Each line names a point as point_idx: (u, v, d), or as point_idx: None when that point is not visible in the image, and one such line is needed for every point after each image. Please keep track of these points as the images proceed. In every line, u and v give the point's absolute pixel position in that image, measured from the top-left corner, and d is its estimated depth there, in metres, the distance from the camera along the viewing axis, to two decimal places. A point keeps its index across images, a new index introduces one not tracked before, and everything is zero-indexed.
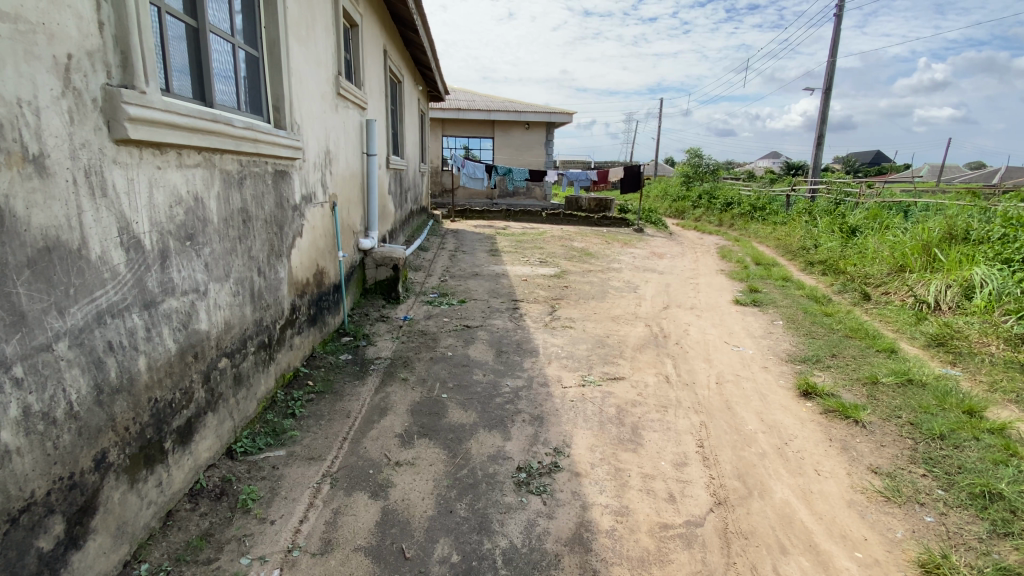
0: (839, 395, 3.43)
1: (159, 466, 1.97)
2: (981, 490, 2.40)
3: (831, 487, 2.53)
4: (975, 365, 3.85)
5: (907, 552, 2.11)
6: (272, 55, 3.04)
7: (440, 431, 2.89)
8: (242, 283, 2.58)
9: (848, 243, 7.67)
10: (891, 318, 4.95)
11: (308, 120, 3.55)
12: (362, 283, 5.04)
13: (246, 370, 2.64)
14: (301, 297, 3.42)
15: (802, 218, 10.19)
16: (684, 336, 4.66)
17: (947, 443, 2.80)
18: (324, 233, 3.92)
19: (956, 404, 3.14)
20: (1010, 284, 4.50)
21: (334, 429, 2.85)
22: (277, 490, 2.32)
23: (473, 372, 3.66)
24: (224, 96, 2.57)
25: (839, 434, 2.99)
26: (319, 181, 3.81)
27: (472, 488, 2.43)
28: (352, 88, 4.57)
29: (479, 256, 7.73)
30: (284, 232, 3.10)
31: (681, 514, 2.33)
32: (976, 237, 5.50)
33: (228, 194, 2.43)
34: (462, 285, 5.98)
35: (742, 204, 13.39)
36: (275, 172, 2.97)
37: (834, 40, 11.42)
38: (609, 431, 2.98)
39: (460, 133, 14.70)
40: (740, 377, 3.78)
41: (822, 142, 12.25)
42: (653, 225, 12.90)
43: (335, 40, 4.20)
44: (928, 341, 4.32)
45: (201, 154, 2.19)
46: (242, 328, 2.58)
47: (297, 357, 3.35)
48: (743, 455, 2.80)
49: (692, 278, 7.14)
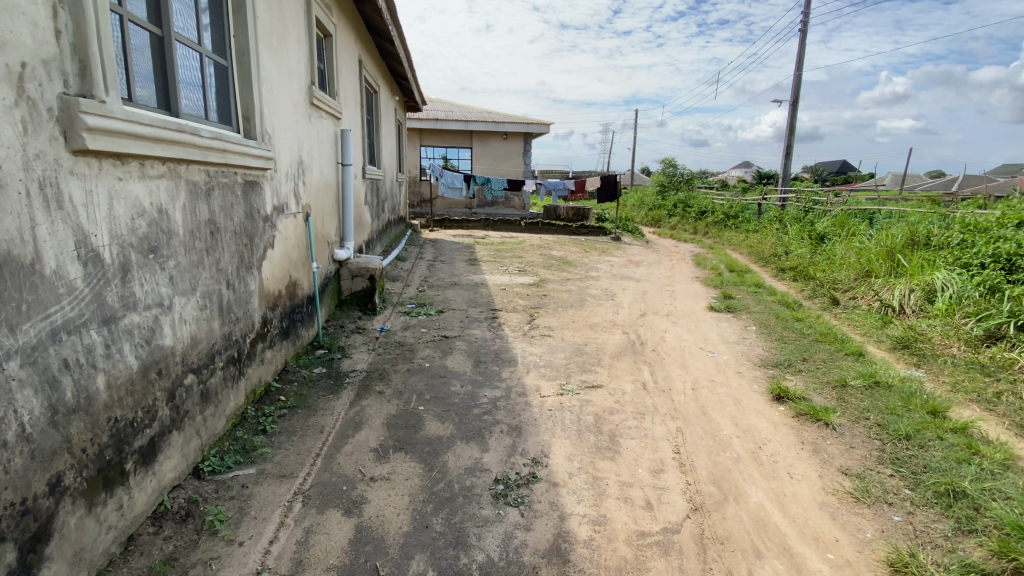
0: (810, 398, 3.51)
1: (120, 489, 1.89)
2: (946, 488, 2.47)
3: (803, 490, 2.57)
4: (938, 367, 3.98)
5: (877, 552, 2.15)
6: (242, 65, 2.99)
7: (417, 445, 2.85)
8: (210, 297, 2.50)
9: (817, 250, 7.89)
10: (858, 322, 5.11)
11: (279, 129, 3.50)
12: (337, 294, 4.95)
13: (214, 386, 2.57)
14: (273, 310, 3.34)
15: (773, 226, 10.47)
16: (660, 343, 4.71)
17: (913, 443, 2.88)
18: (297, 244, 3.85)
19: (921, 404, 3.24)
20: (969, 288, 4.65)
21: (307, 445, 2.78)
22: (246, 509, 2.25)
23: (450, 383, 3.61)
24: (190, 106, 2.51)
25: (811, 437, 3.05)
26: (292, 191, 3.75)
27: (448, 502, 2.39)
28: (325, 98, 4.53)
29: (457, 266, 7.71)
30: (254, 244, 3.04)
31: (659, 521, 2.33)
32: (936, 243, 5.71)
33: (194, 205, 2.37)
34: (441, 294, 5.95)
35: (716, 212, 13.70)
36: (245, 183, 2.92)
37: (800, 55, 11.85)
38: (587, 440, 2.98)
39: (438, 143, 14.70)
40: (715, 383, 3.83)
41: (791, 152, 12.64)
42: (629, 233, 13.08)
43: (308, 49, 4.17)
44: (893, 344, 4.47)
45: (165, 165, 2.13)
46: (210, 342, 2.51)
47: (269, 372, 3.27)
48: (718, 460, 2.83)
49: (668, 285, 7.24)
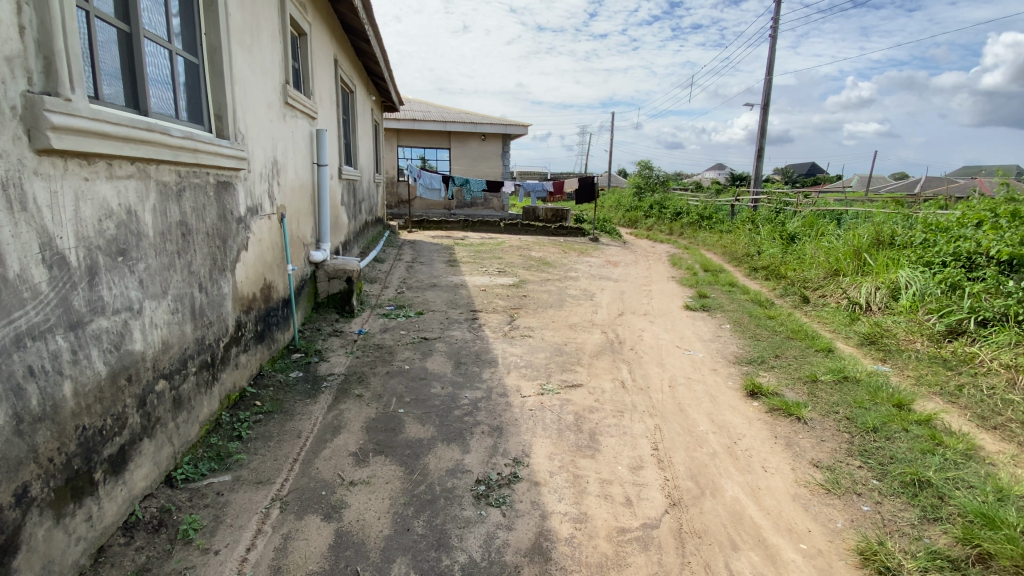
0: (782, 393, 3.61)
1: (89, 499, 1.83)
2: (912, 478, 2.57)
3: (777, 482, 2.64)
4: (903, 361, 4.14)
5: (847, 541, 2.22)
6: (214, 63, 2.93)
7: (397, 448, 2.83)
8: (181, 301, 2.44)
9: (788, 250, 8.11)
10: (828, 319, 5.28)
11: (253, 129, 3.44)
12: (313, 296, 4.87)
13: (187, 392, 2.50)
14: (247, 313, 3.27)
15: (746, 226, 10.72)
16: (638, 342, 4.78)
17: (879, 435, 2.99)
18: (272, 246, 3.78)
19: (887, 398, 3.37)
20: (931, 285, 4.85)
21: (284, 451, 2.73)
22: (222, 517, 2.20)
23: (431, 385, 3.60)
24: (160, 104, 2.45)
25: (784, 431, 3.14)
26: (266, 192, 3.68)
27: (429, 504, 2.38)
28: (300, 97, 4.47)
29: (436, 267, 7.68)
30: (227, 246, 2.97)
31: (638, 517, 2.37)
32: (900, 243, 5.94)
33: (165, 206, 2.31)
34: (420, 296, 5.91)
35: (691, 213, 13.96)
36: (218, 184, 2.85)
37: (770, 60, 12.18)
38: (567, 439, 3.00)
39: (416, 143, 14.60)
40: (691, 380, 3.91)
41: (763, 154, 12.97)
42: (608, 234, 13.22)
43: (282, 48, 4.10)
44: (861, 340, 4.63)
45: (135, 165, 2.07)
46: (182, 347, 2.45)
47: (243, 377, 3.20)
48: (696, 456, 2.89)
49: (645, 285, 7.34)
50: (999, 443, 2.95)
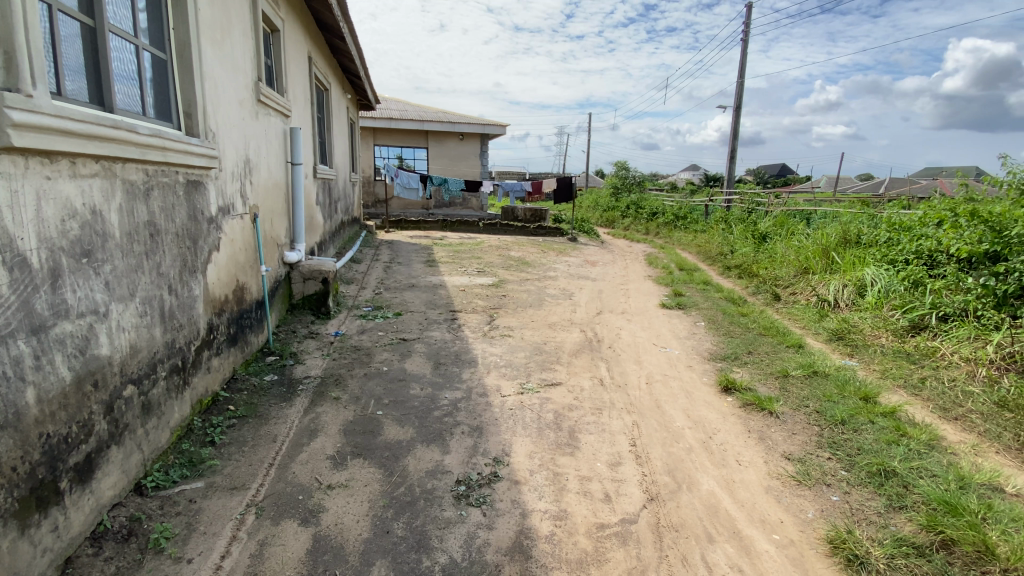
0: (755, 388, 3.70)
1: (54, 509, 1.76)
2: (878, 468, 2.67)
3: (751, 475, 2.71)
4: (869, 356, 4.30)
5: (818, 531, 2.30)
6: (182, 59, 2.85)
7: (376, 450, 2.80)
8: (150, 303, 2.37)
9: (760, 249, 8.31)
10: (798, 316, 5.44)
11: (223, 127, 3.36)
12: (288, 298, 4.79)
13: (156, 397, 2.43)
14: (219, 316, 3.20)
15: (720, 226, 10.95)
16: (616, 340, 4.84)
17: (847, 427, 3.10)
18: (245, 246, 3.70)
19: (854, 392, 3.49)
20: (895, 282, 5.04)
21: (259, 455, 2.67)
22: (195, 525, 2.15)
23: (410, 387, 3.57)
24: (127, 101, 2.37)
25: (757, 425, 3.22)
26: (238, 191, 3.60)
27: (409, 505, 2.37)
28: (273, 95, 4.38)
29: (414, 267, 7.63)
30: (198, 247, 2.90)
31: (617, 513, 2.40)
32: (866, 241, 6.15)
33: (132, 206, 2.24)
34: (398, 297, 5.86)
35: (667, 213, 14.18)
36: (187, 183, 2.78)
37: (742, 64, 12.46)
38: (547, 437, 3.02)
39: (393, 143, 14.45)
40: (668, 377, 3.98)
41: (735, 156, 13.26)
42: (586, 234, 13.32)
43: (254, 44, 4.01)
44: (829, 336, 4.79)
45: (100, 163, 2.01)
46: (151, 351, 2.38)
47: (216, 381, 3.12)
48: (673, 451, 2.95)
49: (623, 284, 7.43)
50: (959, 433, 3.09)
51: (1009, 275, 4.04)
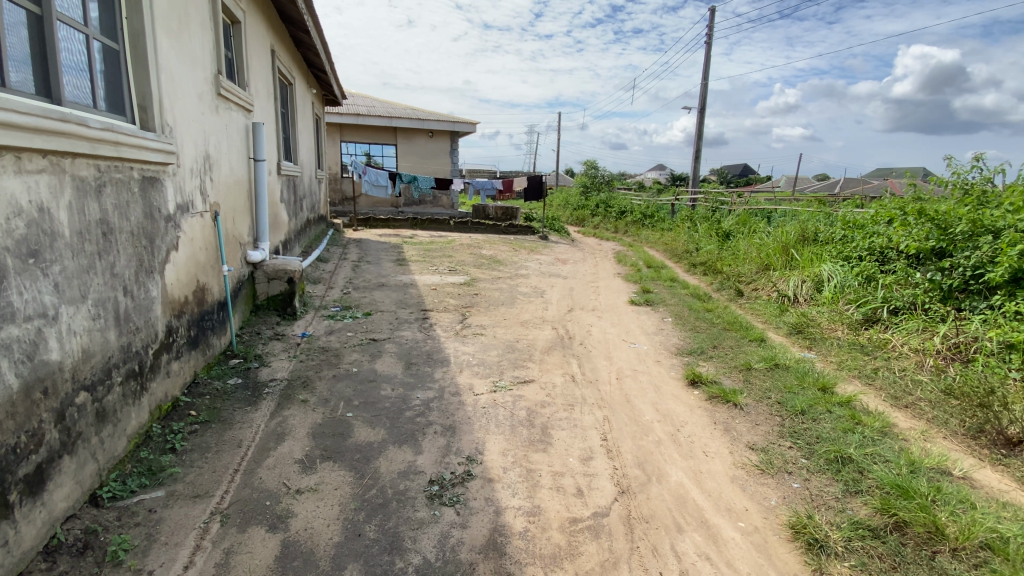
0: (720, 381, 3.82)
1: (3, 523, 1.67)
2: (835, 455, 2.80)
3: (717, 466, 2.80)
4: (826, 348, 4.49)
5: (780, 517, 2.39)
6: (137, 50, 2.73)
7: (346, 452, 2.75)
8: (104, 305, 2.26)
9: (724, 246, 8.56)
10: (760, 311, 5.63)
11: (181, 122, 3.23)
12: (251, 299, 4.64)
13: (111, 404, 2.32)
14: (179, 318, 3.07)
15: (685, 224, 11.22)
16: (587, 337, 4.90)
17: (807, 416, 3.23)
18: (205, 246, 3.57)
19: (813, 382, 3.64)
20: (849, 277, 5.27)
21: (223, 461, 2.59)
22: (155, 536, 2.06)
23: (380, 388, 3.52)
24: (76, 92, 2.25)
25: (723, 417, 3.33)
26: (197, 188, 3.47)
27: (381, 507, 2.34)
28: (234, 88, 4.24)
29: (384, 266, 7.52)
30: (155, 246, 2.78)
31: (589, 507, 2.43)
32: (823, 239, 6.43)
33: (82, 203, 2.13)
34: (367, 296, 5.77)
35: (635, 212, 14.43)
36: (143, 179, 2.66)
37: (706, 66, 12.78)
38: (520, 434, 3.04)
39: (360, 139, 14.19)
40: (637, 372, 4.06)
41: (700, 156, 13.60)
42: (556, 232, 13.41)
43: (213, 36, 3.87)
44: (789, 330, 4.98)
45: (47, 158, 1.90)
46: (106, 355, 2.27)
47: (176, 385, 3.00)
48: (642, 444, 3.01)
49: (593, 281, 7.53)
50: (909, 420, 3.27)
51: (954, 269, 4.29)
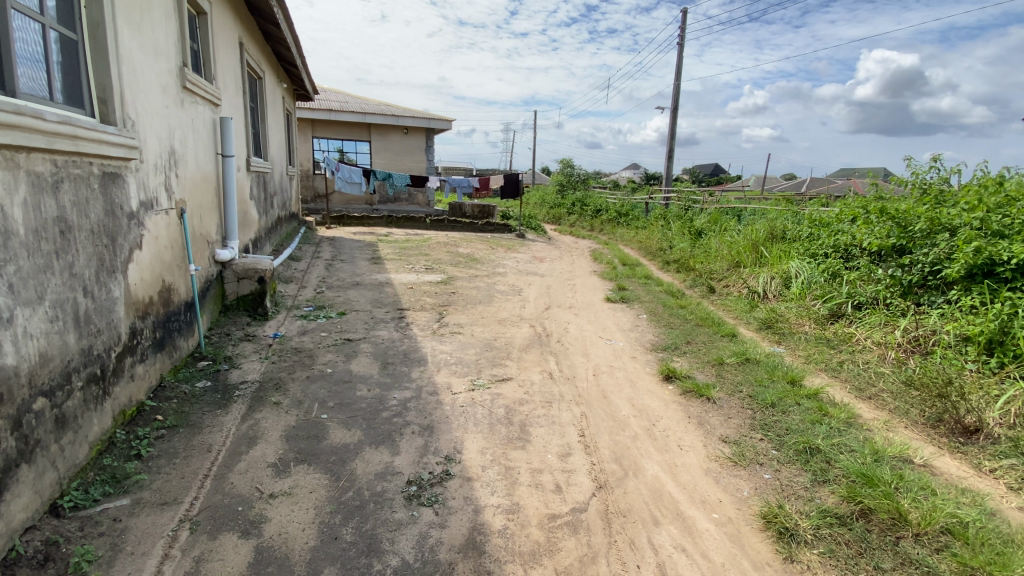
0: (694, 376, 3.90)
1: None
2: (803, 446, 2.89)
3: (692, 459, 2.86)
4: (794, 342, 4.63)
5: (752, 507, 2.45)
6: (96, 40, 2.61)
7: (321, 455, 2.70)
8: (62, 306, 2.16)
9: (696, 244, 8.73)
10: (731, 307, 5.77)
11: (144, 116, 3.10)
12: (220, 299, 4.50)
13: (72, 410, 2.22)
14: (143, 319, 2.96)
15: (659, 222, 11.40)
16: (565, 334, 4.93)
17: (777, 409, 3.33)
18: (171, 244, 3.45)
19: (782, 375, 3.75)
20: (816, 274, 5.45)
21: (192, 467, 2.51)
22: (121, 545, 1.99)
23: (356, 388, 3.47)
24: (32, 84, 2.15)
25: (696, 410, 3.40)
26: (162, 185, 3.34)
27: (358, 509, 2.31)
28: (201, 82, 4.10)
29: (359, 265, 7.41)
30: (117, 244, 2.67)
31: (567, 502, 2.45)
32: (791, 237, 6.62)
33: (39, 200, 2.04)
34: (342, 296, 5.67)
35: (610, 210, 14.58)
36: (103, 175, 2.55)
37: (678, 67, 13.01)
38: (498, 432, 3.04)
39: (333, 135, 13.92)
40: (613, 368, 4.11)
41: (673, 155, 13.84)
42: (533, 231, 13.45)
43: (177, 27, 3.73)
44: (759, 325, 5.12)
45: (1, 153, 1.81)
46: (65, 359, 2.17)
47: (141, 389, 2.89)
48: (619, 439, 3.05)
49: (569, 279, 7.58)
50: (873, 411, 3.40)
51: (913, 266, 4.48)
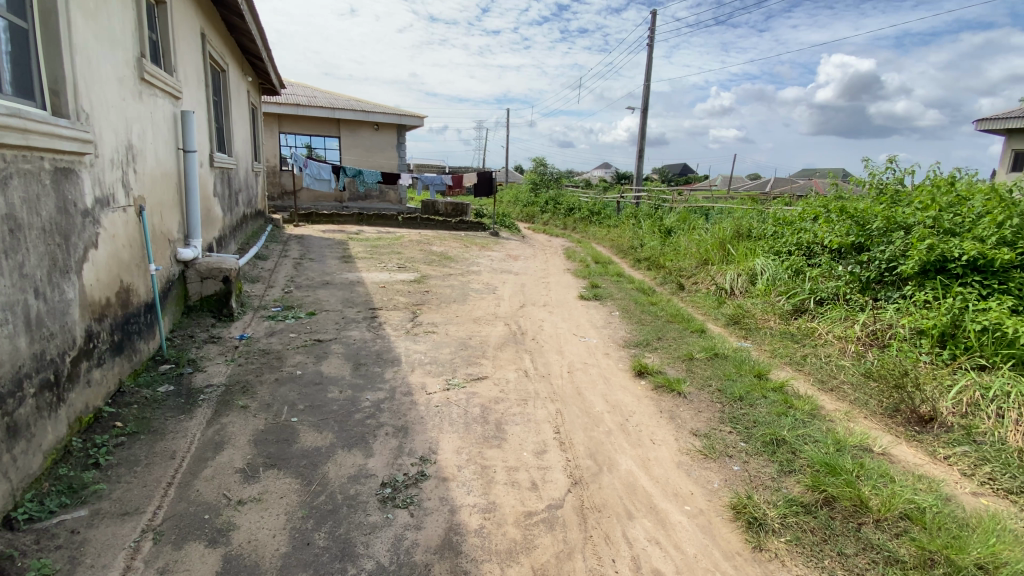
0: (665, 371, 3.98)
1: None
2: (770, 437, 2.98)
3: (664, 452, 2.91)
4: (760, 337, 4.78)
5: (722, 499, 2.52)
6: (47, 29, 2.48)
7: (291, 459, 2.64)
8: (11, 309, 2.04)
9: (666, 242, 8.90)
10: (700, 304, 5.90)
11: (100, 108, 2.96)
12: (182, 299, 4.33)
13: (24, 418, 2.10)
14: (100, 322, 2.83)
15: (630, 220, 11.57)
16: (539, 332, 4.95)
17: (745, 402, 3.42)
18: (129, 243, 3.30)
19: (749, 369, 3.86)
20: (780, 271, 5.63)
21: (155, 475, 2.41)
22: (79, 559, 1.89)
23: (328, 390, 3.40)
24: None
25: (668, 405, 3.47)
26: (119, 180, 3.19)
27: (331, 514, 2.27)
28: (160, 74, 3.93)
29: (329, 264, 7.26)
30: (71, 243, 2.54)
31: (543, 500, 2.47)
32: (756, 235, 6.81)
33: None
34: (312, 295, 5.54)
35: (582, 209, 14.72)
36: (56, 170, 2.42)
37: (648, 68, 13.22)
38: (474, 431, 3.03)
39: (300, 131, 13.58)
40: (587, 365, 4.15)
41: (643, 155, 14.06)
42: (506, 229, 13.46)
43: (135, 16, 3.57)
44: (727, 321, 5.25)
45: None
46: (15, 365, 2.05)
47: (98, 395, 2.76)
48: (594, 435, 3.08)
49: (543, 277, 7.62)
50: (834, 402, 3.54)
51: (871, 262, 4.68)
